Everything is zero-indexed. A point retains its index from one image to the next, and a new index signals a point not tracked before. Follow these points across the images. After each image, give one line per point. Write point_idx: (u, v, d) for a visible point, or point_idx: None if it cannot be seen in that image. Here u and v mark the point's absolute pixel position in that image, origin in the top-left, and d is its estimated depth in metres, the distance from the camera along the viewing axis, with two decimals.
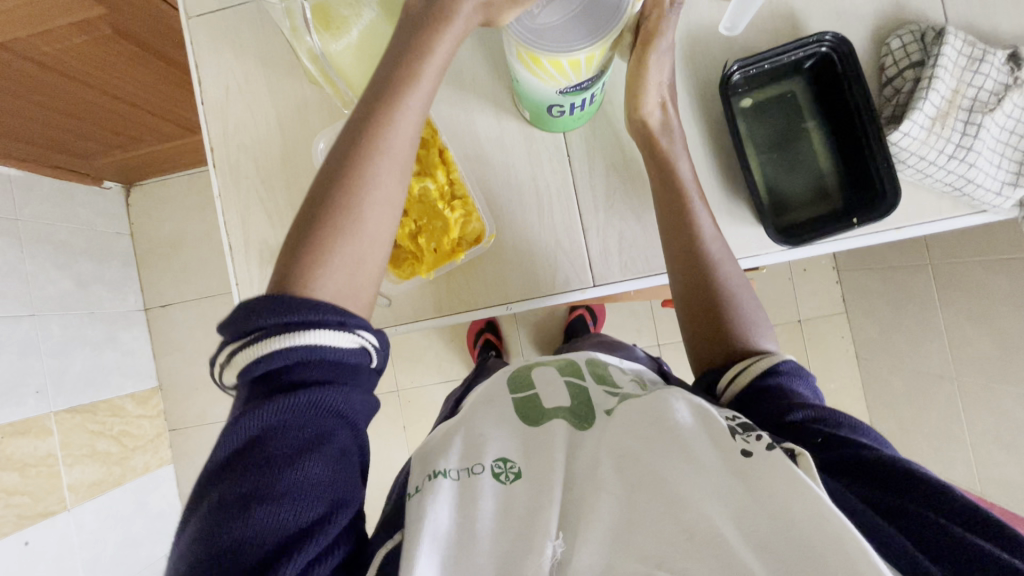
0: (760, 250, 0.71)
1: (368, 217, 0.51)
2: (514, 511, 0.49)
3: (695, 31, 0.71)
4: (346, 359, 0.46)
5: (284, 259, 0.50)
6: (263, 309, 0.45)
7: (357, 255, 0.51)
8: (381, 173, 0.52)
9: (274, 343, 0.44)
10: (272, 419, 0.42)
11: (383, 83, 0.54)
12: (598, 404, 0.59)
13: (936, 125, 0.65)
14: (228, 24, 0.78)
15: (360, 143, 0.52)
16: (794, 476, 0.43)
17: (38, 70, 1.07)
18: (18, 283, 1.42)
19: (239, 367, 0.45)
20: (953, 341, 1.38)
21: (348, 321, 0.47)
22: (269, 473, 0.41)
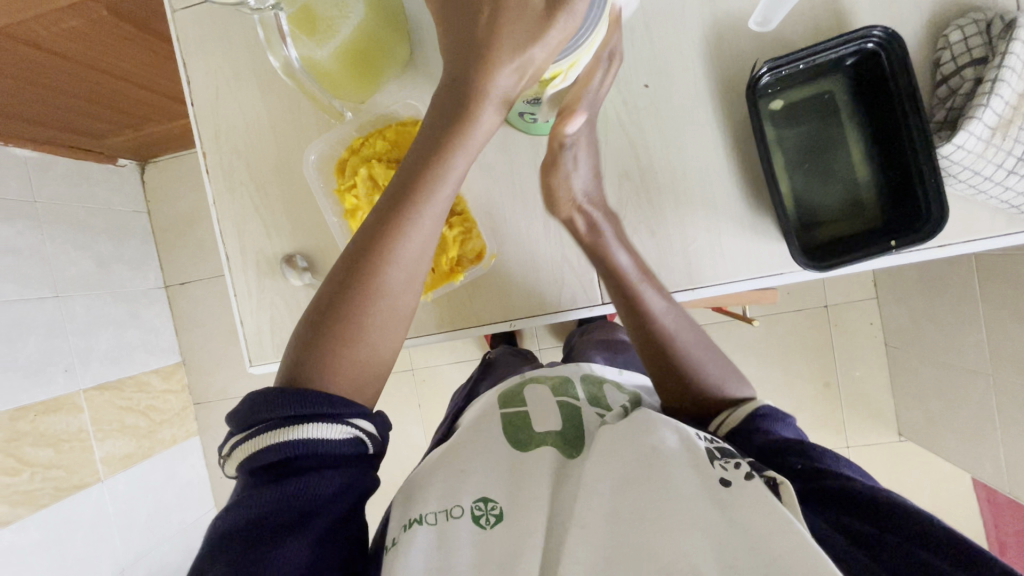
0: (781, 268, 0.66)
1: (397, 288, 0.51)
2: (491, 557, 0.48)
3: (722, 23, 0.64)
4: (336, 449, 0.44)
5: (296, 347, 0.50)
6: (274, 400, 0.44)
7: (372, 345, 0.50)
8: (404, 258, 0.51)
9: (271, 434, 0.43)
10: (265, 504, 0.41)
11: (421, 152, 0.52)
12: (587, 432, 0.60)
13: (997, 134, 0.57)
14: (216, 17, 0.72)
15: (391, 218, 0.51)
16: (774, 510, 0.43)
17: (39, 54, 1.04)
18: (41, 264, 1.44)
19: (237, 458, 0.44)
20: (992, 336, 1.29)
21: (341, 411, 0.46)
22: (256, 560, 0.39)
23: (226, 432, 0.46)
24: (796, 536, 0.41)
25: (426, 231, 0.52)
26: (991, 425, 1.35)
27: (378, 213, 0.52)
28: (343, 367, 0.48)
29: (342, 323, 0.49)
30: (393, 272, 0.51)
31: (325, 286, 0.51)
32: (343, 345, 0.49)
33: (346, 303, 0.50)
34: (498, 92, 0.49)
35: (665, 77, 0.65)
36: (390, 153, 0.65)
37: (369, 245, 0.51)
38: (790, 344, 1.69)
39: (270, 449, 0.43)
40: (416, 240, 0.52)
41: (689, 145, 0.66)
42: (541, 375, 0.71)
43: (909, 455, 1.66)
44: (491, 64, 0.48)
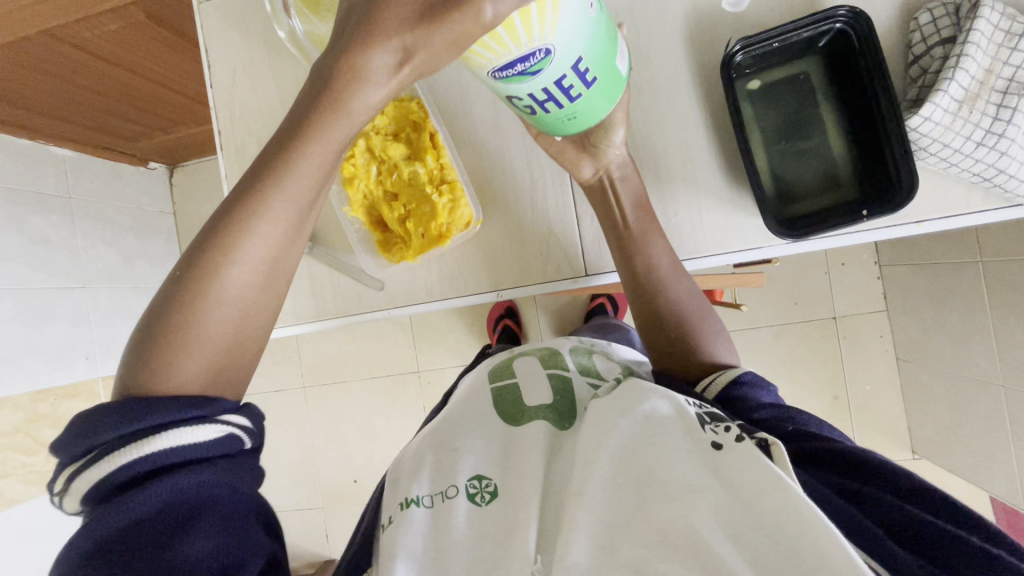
0: (761, 242, 0.68)
1: (240, 287, 0.49)
2: (487, 531, 0.49)
3: (700, 8, 0.67)
4: (208, 444, 0.44)
5: (129, 351, 0.47)
6: (111, 420, 0.42)
7: (214, 342, 0.48)
8: (252, 253, 0.49)
9: (122, 450, 0.41)
10: (137, 512, 0.40)
11: (275, 148, 0.50)
12: (579, 405, 0.61)
13: (964, 108, 0.58)
14: (237, 10, 0.79)
15: (238, 214, 0.50)
16: (766, 469, 0.43)
17: (81, 55, 1.13)
18: (71, 256, 1.51)
19: (80, 489, 0.41)
20: (1002, 345, 1.25)
21: (207, 413, 0.45)
22: (144, 564, 0.38)
23: (58, 466, 0.43)
24: (790, 496, 0.40)
25: (275, 226, 0.50)
26: (1004, 439, 1.30)
27: (228, 206, 0.51)
28: (177, 364, 0.46)
29: (176, 321, 0.47)
30: (236, 270, 0.49)
31: (166, 283, 0.49)
32: (174, 342, 0.46)
33: (181, 299, 0.47)
34: (365, 82, 0.47)
35: (648, 59, 0.69)
36: (388, 127, 0.68)
37: (212, 241, 0.49)
38: (797, 355, 1.67)
39: (128, 463, 0.41)
40: (265, 237, 0.50)
41: (671, 124, 0.69)
42: (529, 351, 0.73)
43: (922, 473, 1.61)
44: (359, 52, 0.46)
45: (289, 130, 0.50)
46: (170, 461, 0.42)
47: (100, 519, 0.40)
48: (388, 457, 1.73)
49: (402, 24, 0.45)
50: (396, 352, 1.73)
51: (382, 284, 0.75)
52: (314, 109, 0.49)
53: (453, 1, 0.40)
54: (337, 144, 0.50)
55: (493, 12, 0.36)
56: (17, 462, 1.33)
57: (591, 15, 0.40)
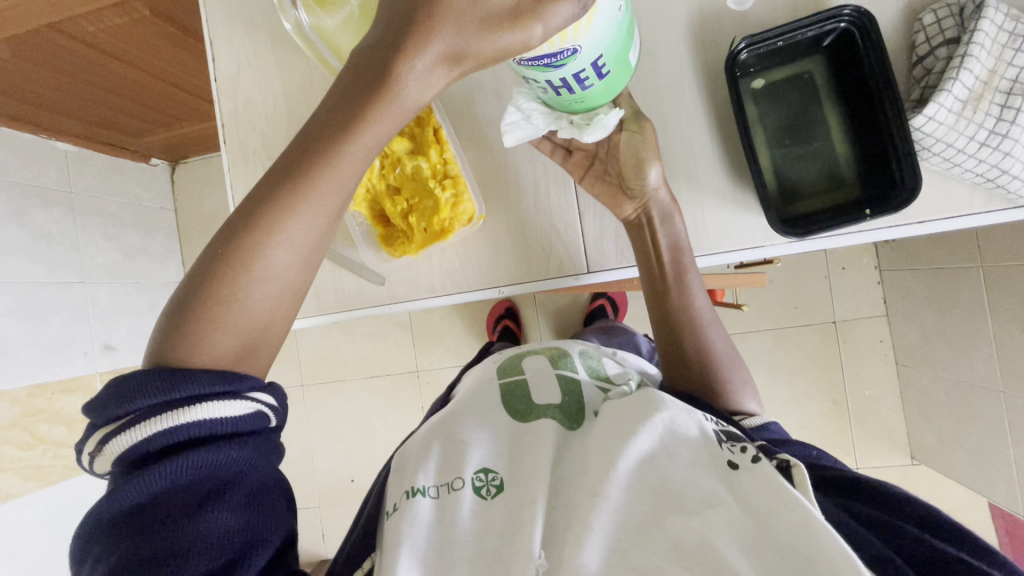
0: (764, 241, 0.68)
1: (276, 270, 0.48)
2: (492, 526, 0.48)
3: (705, 7, 0.67)
4: (237, 422, 0.44)
5: (169, 312, 0.47)
6: (150, 387, 0.42)
7: (252, 320, 0.48)
8: (296, 234, 0.48)
9: (156, 419, 0.41)
10: (165, 480, 0.40)
11: (327, 123, 0.48)
12: (587, 409, 0.61)
13: (967, 108, 0.59)
14: (242, 4, 0.79)
15: (282, 189, 0.47)
16: (784, 491, 0.43)
17: (85, 50, 1.13)
18: (72, 251, 1.51)
19: (111, 452, 0.42)
20: (1002, 352, 1.25)
21: (238, 388, 0.45)
22: (170, 532, 0.39)
23: (90, 426, 0.43)
24: (807, 516, 0.41)
25: (320, 211, 0.48)
26: (1004, 445, 1.30)
27: (269, 181, 0.48)
28: (215, 339, 0.46)
29: (217, 294, 0.46)
30: (275, 254, 0.47)
31: (204, 251, 0.49)
32: (214, 317, 0.46)
33: (222, 273, 0.47)
34: (417, 71, 0.45)
35: (653, 57, 0.69)
36: None
37: (253, 217, 0.48)
38: (797, 360, 1.66)
39: (160, 433, 0.41)
40: (305, 223, 0.48)
41: (674, 122, 0.69)
42: (537, 349, 0.73)
43: (921, 479, 1.61)
44: (417, 43, 0.44)
45: (341, 103, 0.47)
46: (200, 435, 0.42)
47: (129, 483, 0.40)
48: (386, 457, 1.73)
49: (456, 22, 0.44)
50: (396, 351, 1.72)
51: (383, 279, 0.75)
52: (373, 85, 0.46)
53: (519, 13, 0.41)
54: (388, 129, 0.48)
55: (544, 31, 0.42)
56: (13, 457, 1.33)
57: (619, 17, 0.48)
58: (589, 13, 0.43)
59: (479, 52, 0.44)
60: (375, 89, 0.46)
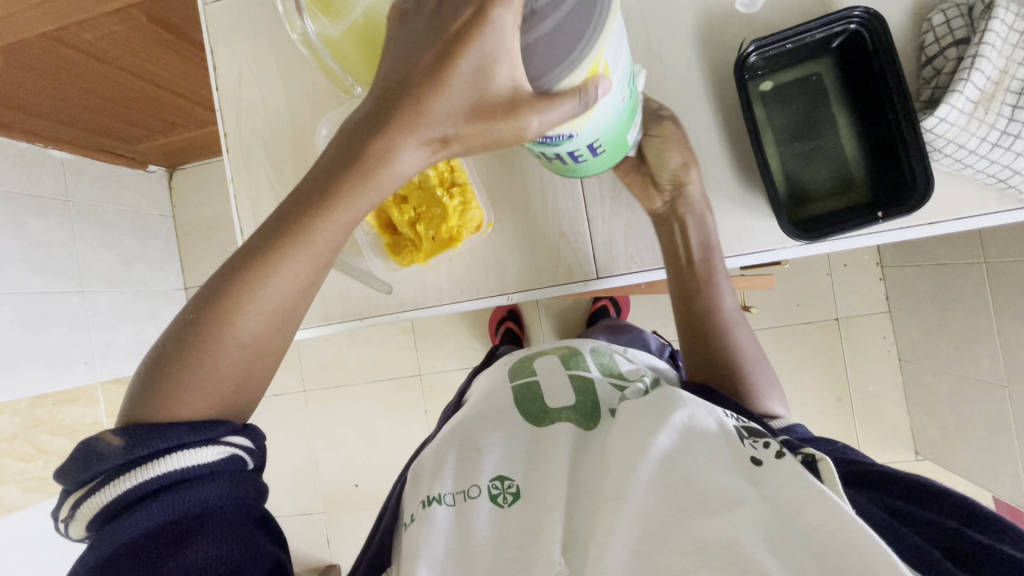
0: (775, 244, 0.67)
1: (248, 336, 0.47)
2: (510, 534, 0.48)
3: (712, 9, 0.67)
4: (210, 463, 0.44)
5: (147, 367, 0.47)
6: (107, 451, 0.42)
7: (222, 386, 0.47)
8: (268, 303, 0.47)
9: (125, 475, 0.41)
10: (142, 529, 0.41)
11: (307, 193, 0.47)
12: (603, 405, 0.60)
13: (978, 109, 0.58)
14: (243, 11, 0.78)
15: (258, 257, 0.47)
16: (809, 485, 0.43)
17: (82, 57, 1.12)
18: (70, 259, 1.49)
19: (84, 515, 0.42)
20: (1006, 347, 1.25)
21: (212, 436, 0.44)
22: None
23: (63, 493, 0.44)
24: (835, 510, 0.41)
25: (293, 279, 0.47)
26: (1008, 440, 1.30)
27: (250, 244, 0.48)
28: (185, 402, 0.45)
29: (190, 356, 0.46)
30: (247, 321, 0.47)
31: (184, 308, 0.48)
32: (184, 378, 0.46)
33: (196, 336, 0.46)
34: (402, 154, 0.44)
35: (660, 60, 0.68)
36: None
37: (230, 276, 0.47)
38: (800, 357, 1.66)
39: (130, 487, 0.41)
40: (280, 291, 0.47)
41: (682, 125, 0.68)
42: (549, 349, 0.73)
43: (925, 474, 1.61)
44: (403, 127, 0.43)
45: (323, 175, 0.46)
46: (171, 480, 0.42)
47: (107, 537, 0.40)
48: (390, 461, 1.72)
49: (447, 110, 0.42)
50: (398, 355, 1.72)
51: (389, 287, 0.74)
52: (355, 158, 0.44)
53: (512, 106, 0.40)
54: (366, 205, 0.47)
55: (539, 125, 0.40)
56: (14, 468, 1.32)
57: (620, 106, 0.47)
58: (590, 108, 0.42)
59: (467, 134, 0.43)
60: (358, 166, 0.44)
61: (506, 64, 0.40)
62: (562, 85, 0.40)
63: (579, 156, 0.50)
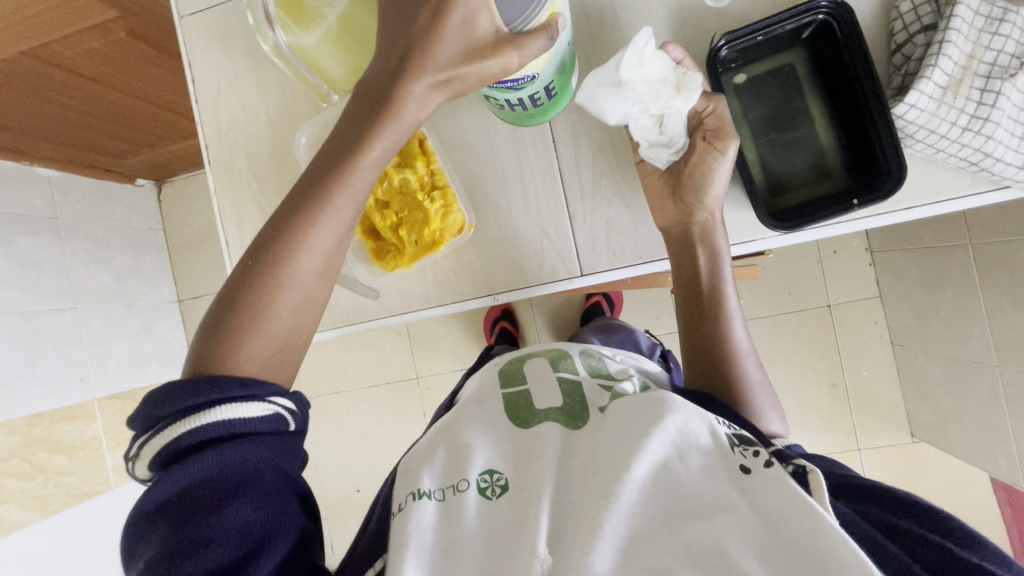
0: (754, 235, 0.68)
1: (304, 277, 0.53)
2: (499, 525, 0.50)
3: (683, 5, 0.67)
4: (255, 421, 0.47)
5: (205, 332, 0.52)
6: (176, 393, 0.46)
7: (280, 329, 0.52)
8: (315, 246, 0.53)
9: (184, 422, 0.45)
10: (190, 479, 0.43)
11: (338, 145, 0.54)
12: (591, 405, 0.61)
13: (948, 94, 0.59)
14: (220, 23, 0.79)
15: (303, 208, 0.53)
16: (794, 494, 0.44)
17: (63, 74, 1.12)
18: (61, 277, 1.49)
19: (148, 457, 0.45)
20: (996, 327, 1.26)
21: (256, 391, 0.48)
22: (193, 528, 0.41)
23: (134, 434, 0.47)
24: (818, 518, 0.41)
25: (336, 221, 0.54)
26: (1002, 420, 1.31)
27: (292, 199, 0.54)
28: (249, 346, 0.50)
29: (250, 305, 0.51)
30: (301, 264, 0.53)
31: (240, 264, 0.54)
32: (247, 325, 0.51)
33: (254, 286, 0.52)
34: (413, 97, 0.52)
35: None
36: None
37: (278, 232, 0.53)
38: (795, 345, 1.67)
39: (188, 433, 0.44)
40: (326, 235, 0.54)
41: None
42: (539, 351, 0.73)
43: (922, 457, 1.62)
44: (411, 74, 0.51)
45: (350, 127, 0.54)
46: (224, 431, 0.45)
47: (164, 481, 0.43)
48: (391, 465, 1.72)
49: (445, 54, 0.50)
50: (394, 359, 1.72)
51: (377, 292, 0.75)
52: (378, 105, 0.52)
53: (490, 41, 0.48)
54: (391, 146, 0.54)
55: (520, 59, 0.48)
56: (14, 488, 1.31)
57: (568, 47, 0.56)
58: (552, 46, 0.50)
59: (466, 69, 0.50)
60: (381, 112, 0.52)
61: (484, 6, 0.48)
62: (530, 25, 0.48)
63: (539, 97, 0.60)
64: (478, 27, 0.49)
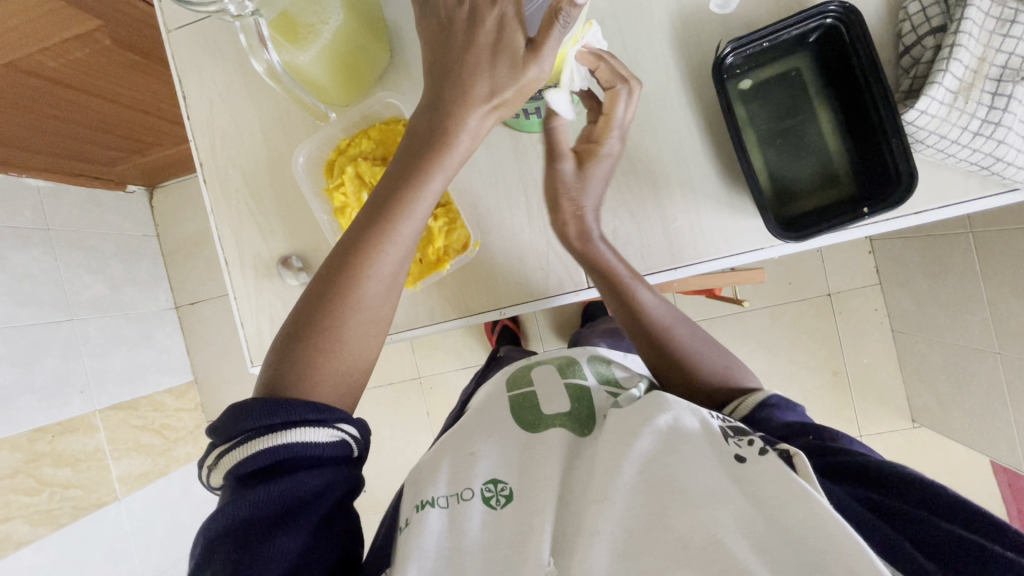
0: (761, 244, 0.67)
1: (373, 302, 0.53)
2: (504, 534, 0.48)
3: (686, 10, 0.66)
4: (324, 451, 0.47)
5: (269, 368, 0.51)
6: (256, 410, 0.46)
7: (348, 359, 0.52)
8: (380, 274, 0.53)
9: (256, 441, 0.44)
10: (254, 503, 0.43)
11: (399, 171, 0.54)
12: (598, 412, 0.60)
13: (959, 99, 0.58)
14: (209, 36, 0.77)
15: (369, 236, 0.53)
16: (789, 480, 0.43)
17: (47, 85, 1.08)
18: (56, 288, 1.47)
19: (224, 466, 0.45)
20: (996, 314, 1.27)
21: (326, 417, 0.48)
22: (249, 554, 0.41)
23: (209, 442, 0.47)
24: (814, 506, 0.40)
25: (401, 249, 0.54)
26: (1003, 405, 1.32)
27: (356, 229, 0.54)
28: (317, 376, 0.50)
29: (317, 334, 0.51)
30: (370, 287, 0.53)
31: (308, 290, 0.54)
32: (317, 355, 0.50)
33: (322, 315, 0.52)
34: (470, 124, 0.52)
35: (637, 64, 0.67)
36: (375, 152, 0.68)
37: (344, 260, 0.53)
38: (797, 334, 1.67)
39: (257, 455, 0.44)
40: (392, 256, 0.53)
41: (663, 129, 0.68)
42: (546, 359, 0.71)
43: (923, 442, 1.63)
44: (467, 100, 0.51)
45: (409, 154, 0.53)
46: (294, 458, 0.45)
47: (231, 501, 0.43)
48: (396, 466, 1.72)
49: (488, 76, 0.50)
50: (396, 360, 1.71)
51: None
52: (439, 130, 0.52)
53: (526, 59, 0.50)
54: (452, 172, 0.54)
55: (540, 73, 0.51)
56: (20, 503, 1.30)
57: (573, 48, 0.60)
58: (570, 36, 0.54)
59: (510, 86, 0.51)
60: (439, 139, 0.52)
61: (515, 25, 0.50)
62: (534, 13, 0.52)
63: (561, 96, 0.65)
64: (516, 43, 0.50)
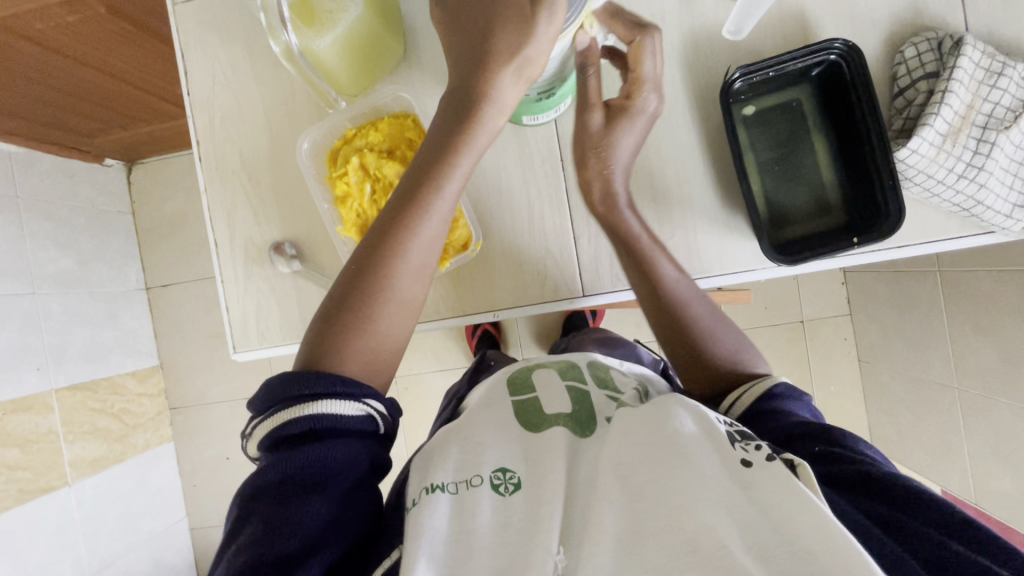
0: (755, 265, 0.69)
1: (405, 289, 0.55)
2: (512, 520, 0.47)
3: (699, 33, 0.68)
4: (353, 424, 0.48)
5: (308, 343, 0.52)
6: (300, 380, 0.48)
7: (381, 336, 0.54)
8: (415, 254, 0.55)
9: (289, 409, 0.47)
10: (283, 469, 0.45)
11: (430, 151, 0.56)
12: (599, 413, 0.58)
13: (947, 141, 0.62)
14: (218, 12, 0.75)
15: (401, 216, 0.55)
16: (799, 494, 0.42)
17: (32, 48, 1.04)
18: (18, 260, 1.40)
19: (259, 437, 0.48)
20: (957, 350, 1.33)
21: (354, 391, 0.49)
22: (286, 513, 0.43)
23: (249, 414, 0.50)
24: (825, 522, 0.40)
25: (433, 227, 0.55)
26: (958, 436, 1.38)
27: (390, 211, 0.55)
28: (352, 352, 0.52)
29: (357, 311, 0.53)
30: (403, 265, 0.55)
31: (354, 250, 0.56)
32: (354, 333, 0.52)
33: (361, 294, 0.53)
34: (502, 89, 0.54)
35: None
36: (383, 145, 0.68)
37: (381, 241, 0.54)
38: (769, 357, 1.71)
39: (289, 423, 0.46)
40: (427, 232, 0.55)
41: (669, 145, 0.69)
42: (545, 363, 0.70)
43: None
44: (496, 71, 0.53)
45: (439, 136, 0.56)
46: (321, 426, 0.46)
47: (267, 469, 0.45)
48: None
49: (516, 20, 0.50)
50: None
51: None
52: (465, 110, 0.55)
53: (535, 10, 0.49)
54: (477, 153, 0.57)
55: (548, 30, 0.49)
56: None
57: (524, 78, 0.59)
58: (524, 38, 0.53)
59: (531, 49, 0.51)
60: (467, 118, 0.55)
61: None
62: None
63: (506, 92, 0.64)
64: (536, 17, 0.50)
